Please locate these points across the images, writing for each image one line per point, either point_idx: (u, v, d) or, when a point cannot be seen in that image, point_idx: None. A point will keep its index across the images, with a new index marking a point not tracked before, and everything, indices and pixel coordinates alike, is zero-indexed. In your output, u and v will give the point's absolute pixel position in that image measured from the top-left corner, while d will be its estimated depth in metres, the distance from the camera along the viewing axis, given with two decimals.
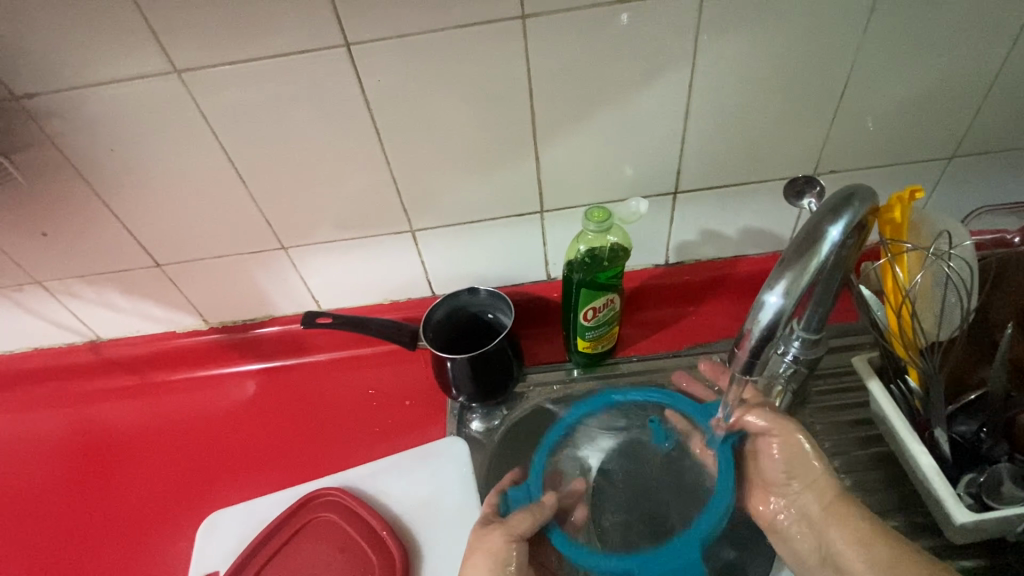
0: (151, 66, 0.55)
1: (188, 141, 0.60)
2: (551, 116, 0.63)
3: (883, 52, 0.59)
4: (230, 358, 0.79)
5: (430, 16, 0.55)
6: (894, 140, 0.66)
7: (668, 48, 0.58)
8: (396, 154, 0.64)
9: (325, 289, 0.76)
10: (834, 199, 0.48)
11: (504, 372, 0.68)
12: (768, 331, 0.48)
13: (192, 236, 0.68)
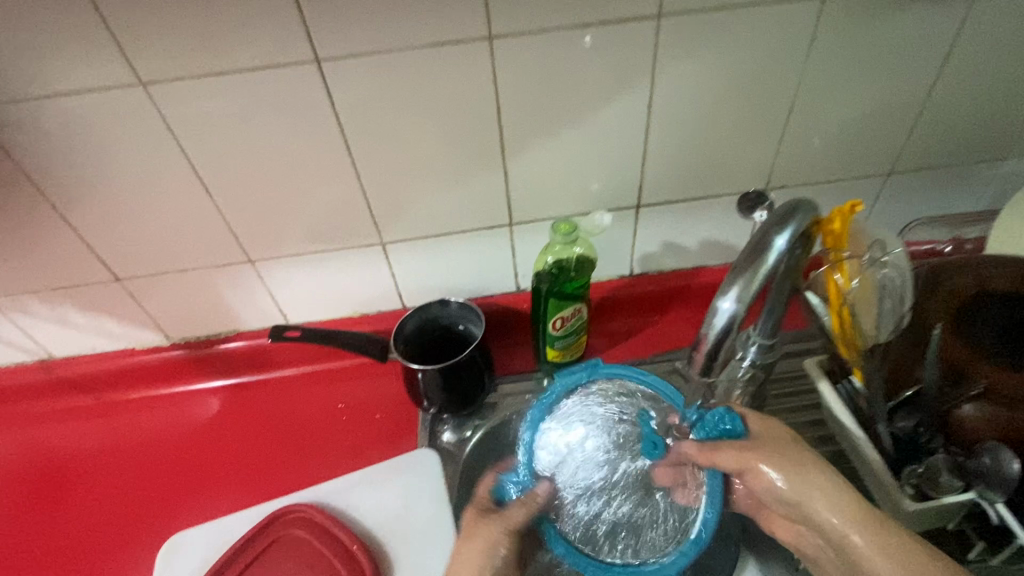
0: (116, 78, 0.55)
1: (148, 154, 0.60)
2: (519, 130, 0.62)
3: (826, 75, 0.61)
4: (183, 377, 0.79)
5: (390, 34, 0.54)
6: (838, 157, 0.68)
7: (633, 63, 0.58)
8: (365, 169, 0.63)
9: (292, 305, 0.76)
10: (780, 209, 0.46)
11: (475, 383, 0.68)
12: (720, 341, 0.46)
13: (152, 250, 0.68)
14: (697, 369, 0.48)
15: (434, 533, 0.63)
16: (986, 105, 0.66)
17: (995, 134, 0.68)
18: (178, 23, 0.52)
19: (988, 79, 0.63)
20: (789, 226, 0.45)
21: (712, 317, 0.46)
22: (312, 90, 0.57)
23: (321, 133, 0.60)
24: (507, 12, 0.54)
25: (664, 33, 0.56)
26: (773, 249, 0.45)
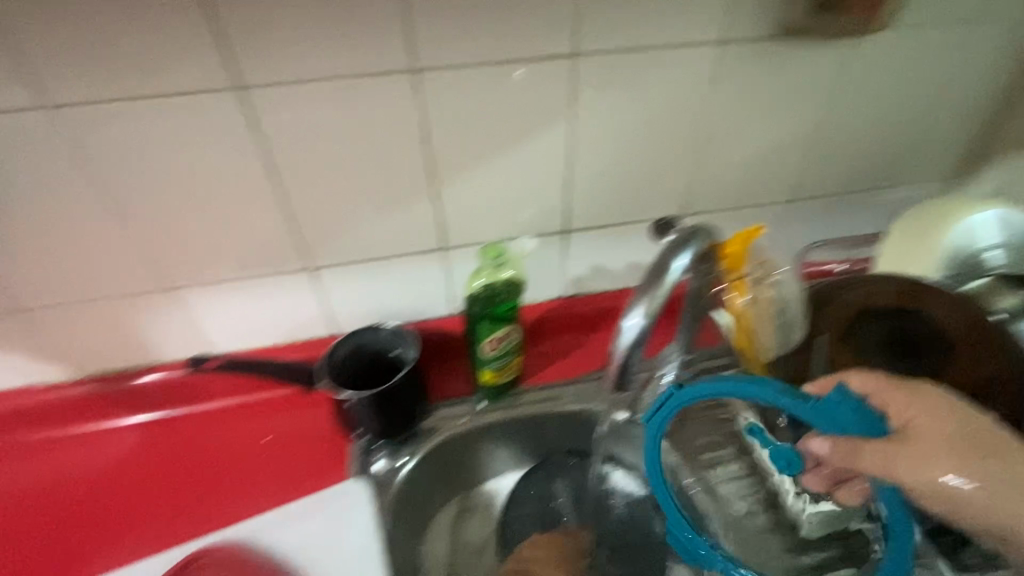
0: (26, 102, 0.53)
1: (58, 180, 0.58)
2: (450, 160, 0.64)
3: (729, 113, 0.67)
4: (88, 417, 0.73)
5: (318, 66, 0.55)
6: (745, 186, 0.75)
7: (554, 99, 0.62)
8: (294, 197, 0.63)
9: (216, 333, 0.73)
10: (679, 233, 0.49)
11: (408, 408, 0.67)
12: (628, 355, 0.49)
13: (63, 279, 0.65)
14: (611, 384, 0.51)
15: (365, 564, 0.62)
16: (865, 140, 0.74)
17: (874, 165, 0.77)
18: (91, 49, 0.51)
19: (864, 118, 0.72)
20: (686, 249, 0.48)
21: (621, 333, 0.49)
22: (235, 117, 0.57)
23: (244, 160, 0.60)
24: (430, 47, 0.56)
25: (580, 71, 0.61)
26: (674, 269, 0.48)
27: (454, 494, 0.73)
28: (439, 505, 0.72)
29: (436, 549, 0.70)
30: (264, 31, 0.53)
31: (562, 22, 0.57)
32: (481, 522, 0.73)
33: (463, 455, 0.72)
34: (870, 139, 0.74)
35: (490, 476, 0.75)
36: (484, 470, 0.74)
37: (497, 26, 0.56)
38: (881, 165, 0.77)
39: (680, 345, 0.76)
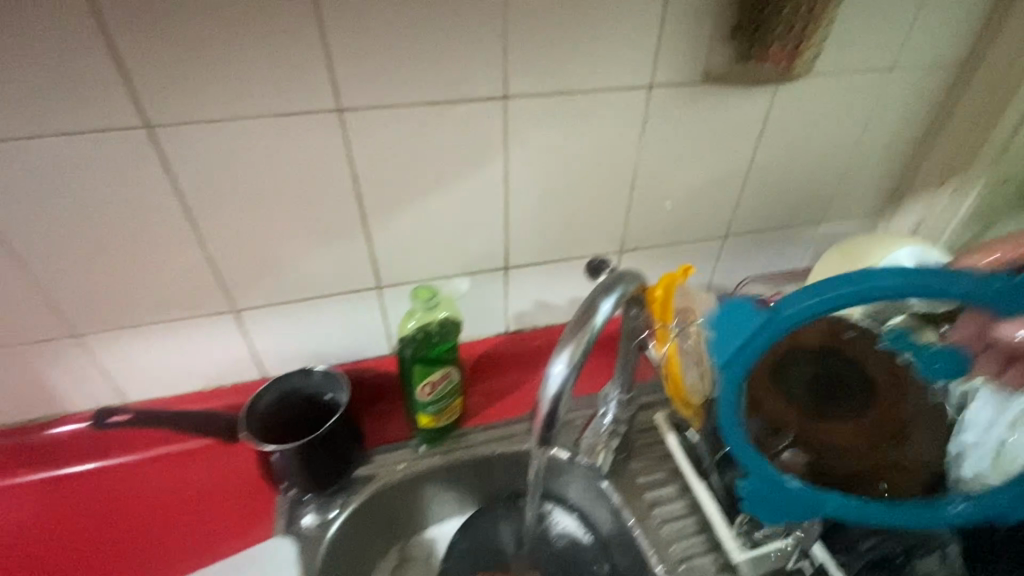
0: (118, 120, 0.52)
1: (143, 207, 0.58)
2: (524, 184, 0.68)
3: (774, 149, 0.74)
4: (116, 447, 0.72)
5: (415, 93, 0.57)
6: (779, 220, 0.83)
7: (623, 123, 0.66)
8: (377, 221, 0.65)
9: (274, 356, 0.73)
10: (603, 280, 0.51)
11: (337, 454, 0.67)
12: (556, 402, 0.48)
13: (132, 303, 0.64)
14: (539, 436, 0.50)
15: None
16: (846, 184, 0.82)
17: (852, 216, 0.87)
18: (192, 70, 0.51)
19: (865, 167, 0.81)
20: (612, 293, 0.50)
21: (547, 381, 0.48)
22: (332, 142, 0.58)
23: (331, 187, 0.61)
24: (522, 75, 0.59)
25: (652, 101, 0.65)
26: (598, 312, 0.49)
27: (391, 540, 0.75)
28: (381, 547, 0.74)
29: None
30: (371, 63, 0.54)
31: (643, 56, 0.61)
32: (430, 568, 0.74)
33: (401, 502, 0.73)
34: (862, 183, 0.83)
35: (432, 521, 0.77)
36: (425, 514, 0.76)
37: (584, 58, 0.60)
38: (858, 212, 0.87)
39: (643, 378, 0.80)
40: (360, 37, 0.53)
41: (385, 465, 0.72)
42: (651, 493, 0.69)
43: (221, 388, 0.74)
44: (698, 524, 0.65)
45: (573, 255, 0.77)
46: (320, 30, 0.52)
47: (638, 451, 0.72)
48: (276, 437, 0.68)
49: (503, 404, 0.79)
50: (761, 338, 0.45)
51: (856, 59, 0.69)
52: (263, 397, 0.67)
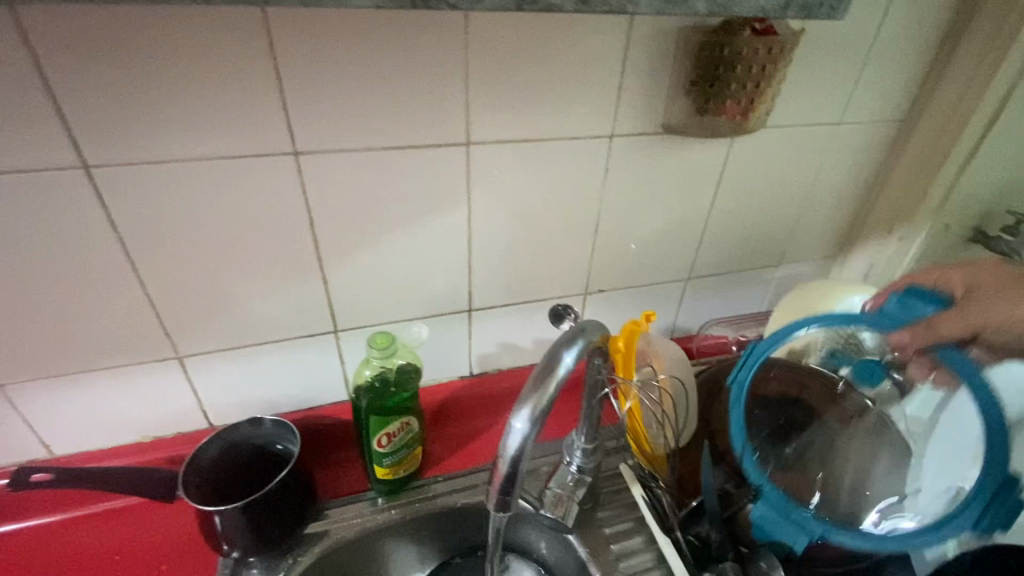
0: (55, 161, 0.49)
1: (79, 249, 0.54)
2: (488, 227, 0.67)
3: (732, 198, 0.77)
4: (38, 506, 0.65)
5: (374, 137, 0.56)
6: (739, 263, 0.85)
7: (588, 169, 0.67)
8: (333, 264, 0.63)
9: (224, 405, 0.69)
10: (565, 331, 0.50)
11: (287, 512, 0.62)
12: (516, 460, 0.46)
13: (62, 350, 0.59)
14: (499, 494, 0.48)
15: None
16: (800, 230, 0.85)
17: (806, 260, 0.89)
18: (138, 113, 0.49)
19: (815, 215, 0.84)
20: (574, 345, 0.49)
21: (506, 438, 0.46)
22: (287, 184, 0.56)
23: (285, 231, 0.59)
24: (485, 122, 0.59)
25: (614, 150, 0.66)
26: (561, 365, 0.47)
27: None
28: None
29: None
30: (330, 107, 0.53)
31: (605, 108, 0.63)
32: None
33: (355, 562, 0.69)
34: (813, 230, 0.86)
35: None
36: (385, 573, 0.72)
37: (549, 110, 0.61)
38: (813, 257, 0.89)
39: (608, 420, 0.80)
40: (317, 81, 0.52)
41: (339, 521, 0.68)
42: (617, 544, 0.67)
43: (165, 437, 0.69)
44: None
45: (537, 299, 0.76)
46: (276, 74, 0.51)
47: (605, 499, 0.71)
48: (222, 488, 0.63)
49: (466, 451, 0.77)
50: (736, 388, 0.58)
51: (807, 115, 0.72)
52: (206, 452, 0.62)
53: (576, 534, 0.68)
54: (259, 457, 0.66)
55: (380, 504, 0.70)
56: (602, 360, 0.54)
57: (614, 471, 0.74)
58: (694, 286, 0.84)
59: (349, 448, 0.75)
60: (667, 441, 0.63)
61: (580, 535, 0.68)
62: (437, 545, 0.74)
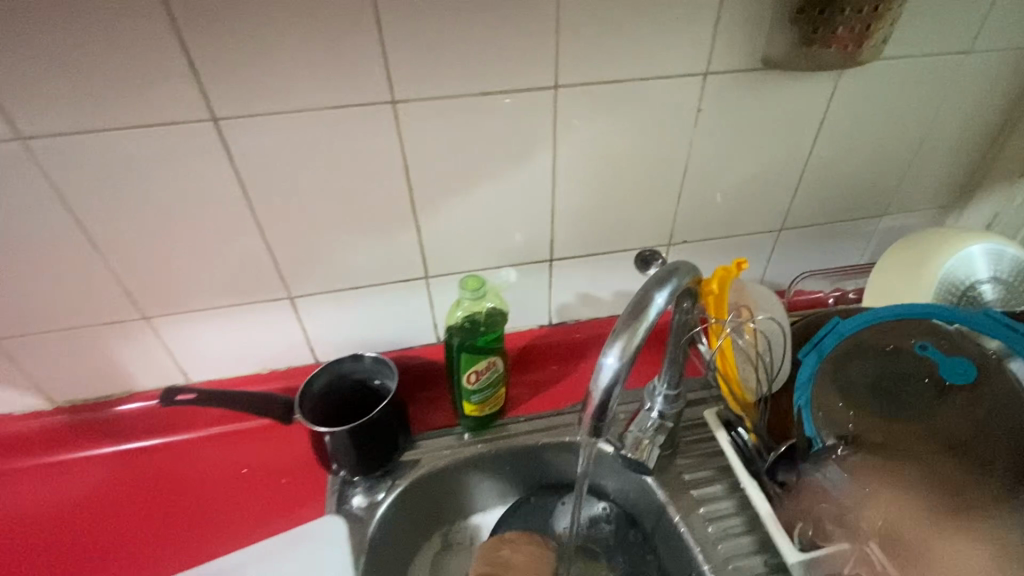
0: (189, 114, 0.55)
1: (207, 196, 0.60)
2: (573, 173, 0.67)
3: (834, 140, 0.71)
4: (181, 424, 0.76)
5: (466, 83, 0.58)
6: (838, 212, 0.79)
7: (677, 112, 0.65)
8: (424, 211, 0.66)
9: (328, 343, 0.76)
10: (658, 271, 0.50)
11: (388, 440, 0.68)
12: (606, 396, 0.48)
13: (195, 289, 0.67)
14: (588, 428, 0.50)
15: None
16: (911, 176, 0.78)
17: (917, 210, 0.82)
18: (256, 66, 0.53)
19: (931, 158, 0.76)
20: (666, 286, 0.49)
21: (598, 372, 0.48)
22: (385, 132, 0.59)
23: (382, 179, 0.63)
24: (575, 64, 0.59)
25: (708, 90, 0.63)
26: (652, 305, 0.48)
27: (435, 529, 0.76)
28: (422, 539, 0.74)
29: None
30: (425, 54, 0.55)
31: (701, 43, 0.60)
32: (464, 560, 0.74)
33: (442, 491, 0.74)
34: (927, 176, 0.78)
35: (474, 510, 0.78)
36: (469, 504, 0.77)
37: (640, 49, 0.59)
38: (924, 207, 0.82)
39: (690, 373, 0.80)
40: (415, 27, 0.53)
41: (430, 450, 0.74)
42: (697, 490, 0.68)
43: (278, 370, 0.77)
44: (745, 524, 0.65)
45: (619, 249, 0.76)
46: (376, 22, 0.53)
47: (683, 448, 0.72)
48: (328, 417, 0.70)
49: (546, 396, 0.80)
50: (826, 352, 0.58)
51: (932, 43, 0.65)
52: (317, 381, 0.69)
53: (654, 478, 0.70)
54: (361, 389, 0.72)
55: (466, 438, 0.75)
56: (693, 303, 0.54)
57: (694, 422, 0.75)
58: (786, 236, 0.80)
59: (437, 387, 0.81)
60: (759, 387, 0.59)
61: (659, 479, 0.70)
62: (518, 483, 0.78)
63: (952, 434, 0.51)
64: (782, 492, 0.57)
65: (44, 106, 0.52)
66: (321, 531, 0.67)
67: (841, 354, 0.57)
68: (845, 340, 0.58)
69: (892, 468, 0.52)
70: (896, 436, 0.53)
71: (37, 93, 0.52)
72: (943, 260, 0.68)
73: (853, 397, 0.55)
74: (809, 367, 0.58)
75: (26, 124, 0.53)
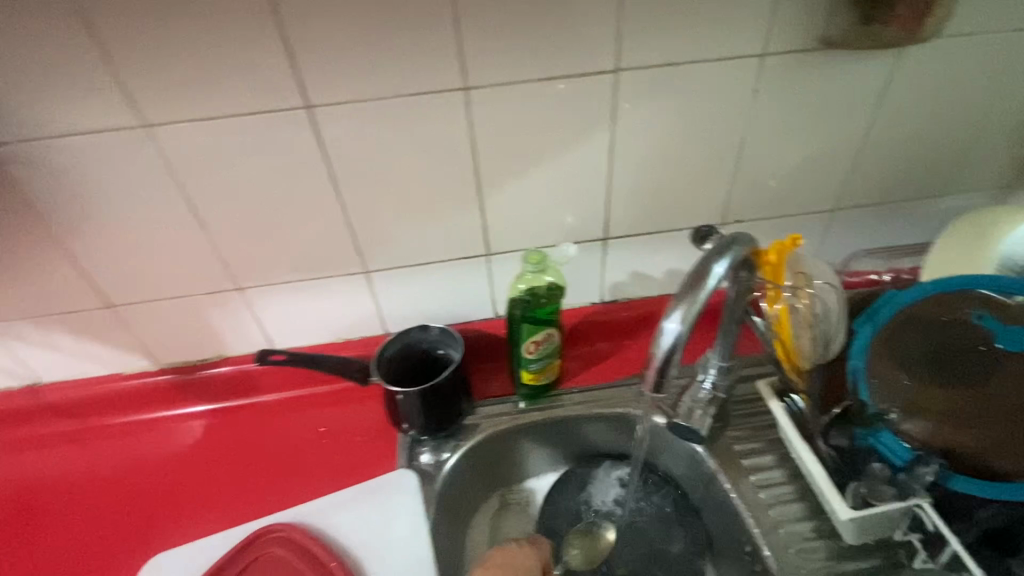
0: (287, 102, 0.61)
1: (297, 178, 0.67)
2: (630, 154, 0.70)
3: (893, 119, 0.72)
4: (266, 387, 0.84)
5: (533, 69, 0.62)
6: (895, 192, 0.79)
7: (734, 93, 0.67)
8: (489, 190, 0.71)
9: (397, 315, 0.82)
10: (718, 242, 0.53)
11: (452, 404, 0.74)
12: (668, 359, 0.51)
13: (283, 263, 0.74)
14: (648, 388, 0.53)
15: (414, 542, 0.69)
16: (973, 155, 0.77)
17: (979, 190, 0.81)
18: (347, 58, 0.59)
19: (995, 137, 0.75)
20: (725, 256, 0.52)
21: (660, 337, 0.51)
22: (457, 117, 0.64)
23: (452, 161, 0.68)
24: (635, 49, 0.62)
25: (764, 71, 0.65)
26: (712, 274, 0.51)
27: (493, 491, 0.81)
28: (482, 498, 0.80)
29: (478, 544, 0.77)
30: (497, 43, 0.60)
31: (759, 26, 0.62)
32: (522, 519, 0.79)
33: (500, 456, 0.79)
34: (991, 155, 0.77)
35: (530, 475, 0.82)
36: (524, 469, 0.82)
37: (699, 32, 0.62)
38: (987, 187, 0.80)
39: (742, 351, 0.82)
40: (489, 18, 0.58)
41: (488, 416, 0.79)
42: (748, 460, 0.71)
43: (351, 340, 0.84)
44: (796, 492, 0.68)
45: (672, 229, 0.79)
46: (454, 15, 0.58)
47: (734, 421, 0.75)
48: (397, 382, 0.77)
49: (599, 370, 0.84)
50: (882, 320, 0.61)
51: (998, 19, 0.65)
52: (390, 348, 0.76)
53: (705, 447, 0.72)
54: (427, 358, 0.78)
55: (522, 406, 0.80)
56: (749, 276, 0.57)
57: (744, 397, 0.77)
58: (840, 217, 0.81)
59: (496, 359, 0.86)
60: (813, 355, 0.61)
61: (710, 449, 0.72)
62: (570, 452, 0.82)
63: (1002, 398, 0.55)
64: (835, 454, 0.60)
65: (166, 97, 0.60)
66: (397, 483, 0.73)
67: (896, 324, 0.60)
68: (901, 310, 0.61)
69: (944, 430, 0.55)
70: (947, 401, 0.56)
71: (161, 86, 0.59)
72: (1000, 241, 0.69)
73: (907, 365, 0.59)
74: (864, 336, 0.61)
75: (151, 113, 0.60)
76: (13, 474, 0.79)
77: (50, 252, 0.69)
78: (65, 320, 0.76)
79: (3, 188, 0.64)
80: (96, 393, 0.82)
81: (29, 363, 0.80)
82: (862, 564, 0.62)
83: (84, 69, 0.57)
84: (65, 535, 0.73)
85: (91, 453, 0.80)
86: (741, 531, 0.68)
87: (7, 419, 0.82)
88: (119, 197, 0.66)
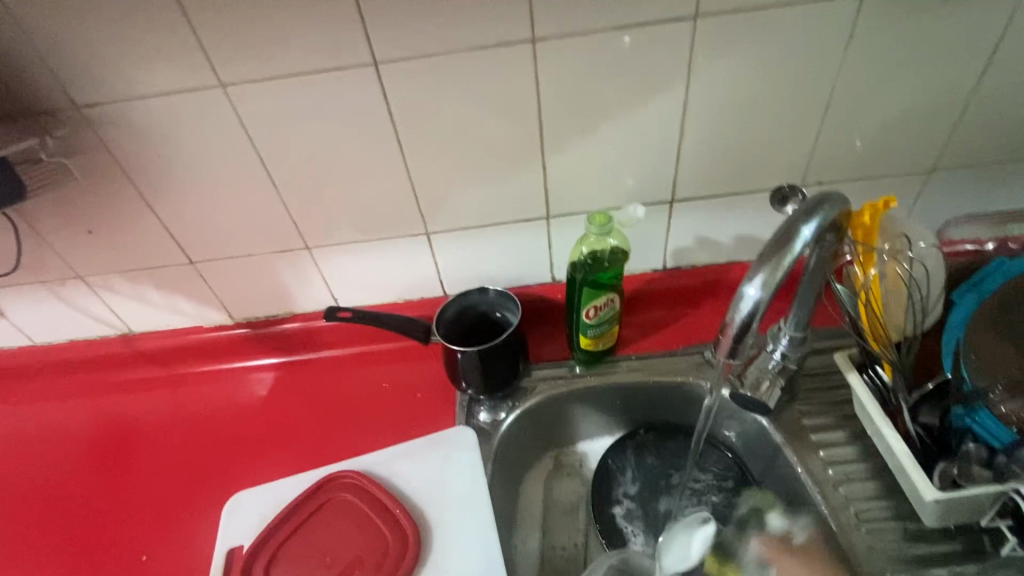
0: (355, 58, 0.61)
1: (361, 135, 0.67)
2: (704, 108, 0.66)
3: (1015, 64, 0.63)
4: (333, 343, 0.88)
5: (605, 16, 0.59)
6: (1008, 149, 0.71)
7: (827, 38, 0.61)
8: (552, 147, 0.69)
9: (456, 276, 0.83)
10: (806, 203, 0.49)
11: (509, 366, 0.74)
12: (745, 325, 0.49)
13: (346, 221, 0.76)
14: (722, 354, 0.51)
15: (473, 496, 0.69)
16: None
17: None
18: (415, 12, 0.58)
19: None
20: (814, 218, 0.48)
21: (738, 303, 0.49)
22: (522, 70, 0.62)
23: (516, 117, 0.66)
24: None
25: (863, 13, 0.59)
26: (799, 237, 0.48)
27: (546, 452, 0.81)
28: (535, 457, 0.81)
29: (530, 502, 0.78)
30: None
31: None
32: (575, 481, 0.79)
33: (556, 417, 0.79)
34: None
35: (581, 437, 0.82)
36: (578, 433, 0.82)
37: None
38: None
39: (819, 323, 0.78)
40: None
41: (544, 379, 0.79)
42: (817, 435, 0.68)
43: (411, 300, 0.86)
44: (869, 470, 0.65)
45: (744, 191, 0.74)
46: None
47: (804, 394, 0.72)
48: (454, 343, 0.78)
49: (660, 338, 0.82)
50: (990, 289, 0.58)
51: None
52: (449, 308, 0.76)
53: (770, 419, 0.70)
54: (487, 319, 0.79)
55: (578, 370, 0.79)
56: (836, 239, 0.53)
57: (816, 370, 0.74)
58: (937, 179, 0.73)
59: (552, 324, 0.86)
60: (904, 325, 0.58)
61: (776, 422, 0.70)
62: (625, 418, 0.81)
63: None
64: (922, 432, 0.57)
65: (240, 56, 0.61)
66: (456, 437, 0.74)
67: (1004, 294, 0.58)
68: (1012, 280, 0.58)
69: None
70: None
71: (235, 45, 0.60)
72: None
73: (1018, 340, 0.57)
74: (966, 307, 0.59)
75: (226, 73, 0.62)
76: (108, 411, 0.87)
77: (138, 210, 0.73)
78: (150, 273, 0.81)
79: (96, 148, 0.68)
80: (179, 344, 0.88)
81: (122, 315, 0.86)
82: (939, 548, 0.59)
83: (165, 29, 0.59)
84: (155, 468, 0.79)
85: (177, 399, 0.87)
86: (807, 506, 0.65)
87: (105, 365, 0.89)
88: (200, 157, 0.69)
